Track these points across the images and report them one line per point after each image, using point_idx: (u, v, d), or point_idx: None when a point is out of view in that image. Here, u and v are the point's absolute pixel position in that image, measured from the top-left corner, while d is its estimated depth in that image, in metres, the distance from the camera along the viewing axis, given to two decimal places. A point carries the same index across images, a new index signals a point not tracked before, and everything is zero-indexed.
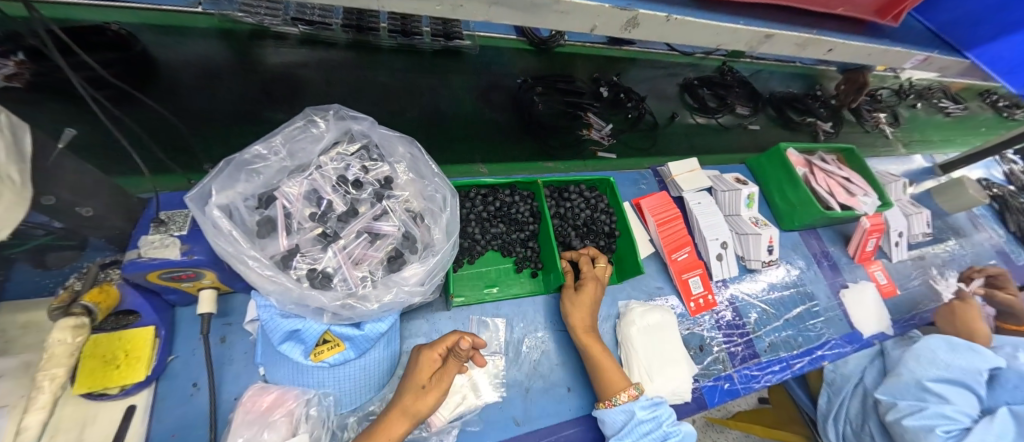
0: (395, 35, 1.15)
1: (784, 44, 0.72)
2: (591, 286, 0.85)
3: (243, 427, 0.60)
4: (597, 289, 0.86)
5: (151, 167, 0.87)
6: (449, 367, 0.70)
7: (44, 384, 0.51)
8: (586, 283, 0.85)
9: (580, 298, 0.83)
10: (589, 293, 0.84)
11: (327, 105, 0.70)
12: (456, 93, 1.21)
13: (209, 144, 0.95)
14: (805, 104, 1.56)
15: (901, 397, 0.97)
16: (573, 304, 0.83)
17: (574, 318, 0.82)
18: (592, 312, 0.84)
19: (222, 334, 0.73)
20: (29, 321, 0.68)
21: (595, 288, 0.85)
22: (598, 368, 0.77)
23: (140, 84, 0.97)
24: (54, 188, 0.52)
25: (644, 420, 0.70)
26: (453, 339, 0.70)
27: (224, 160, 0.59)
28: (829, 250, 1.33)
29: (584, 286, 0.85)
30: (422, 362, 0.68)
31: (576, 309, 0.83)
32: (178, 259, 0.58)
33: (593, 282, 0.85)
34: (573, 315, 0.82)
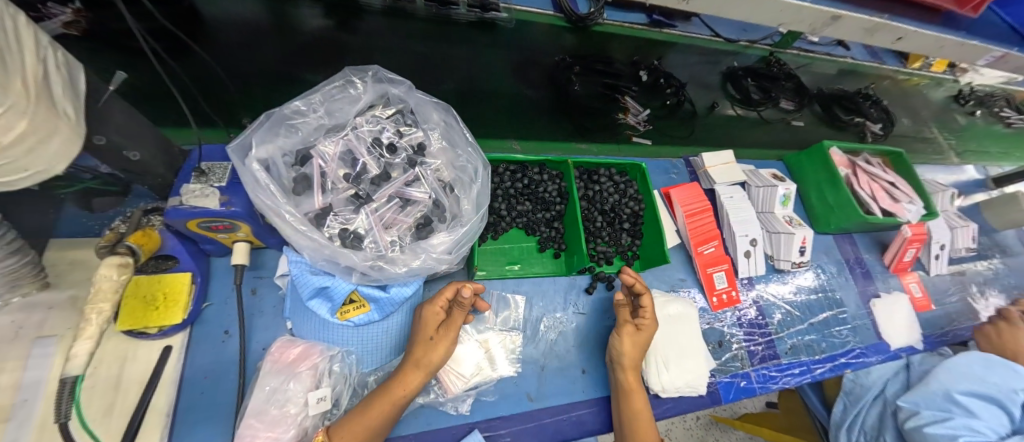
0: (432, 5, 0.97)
1: (850, 28, 0.68)
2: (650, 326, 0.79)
3: (271, 375, 0.63)
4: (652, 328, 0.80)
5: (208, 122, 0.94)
6: (453, 319, 0.69)
7: (92, 317, 0.53)
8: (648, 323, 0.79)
9: (634, 338, 0.77)
10: (648, 333, 0.78)
11: (365, 66, 0.69)
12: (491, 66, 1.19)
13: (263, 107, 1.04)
14: (855, 103, 1.45)
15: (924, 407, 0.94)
16: (626, 344, 0.77)
17: (625, 359, 0.76)
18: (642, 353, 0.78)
19: (253, 287, 0.76)
20: (76, 259, 0.70)
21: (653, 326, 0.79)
22: (633, 418, 0.73)
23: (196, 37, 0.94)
24: (105, 129, 0.54)
25: None
26: (452, 289, 0.70)
27: (264, 114, 0.59)
28: (863, 256, 1.28)
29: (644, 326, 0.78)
30: (426, 317, 0.68)
31: (629, 351, 0.76)
32: (218, 209, 0.59)
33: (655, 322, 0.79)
34: (626, 355, 0.76)
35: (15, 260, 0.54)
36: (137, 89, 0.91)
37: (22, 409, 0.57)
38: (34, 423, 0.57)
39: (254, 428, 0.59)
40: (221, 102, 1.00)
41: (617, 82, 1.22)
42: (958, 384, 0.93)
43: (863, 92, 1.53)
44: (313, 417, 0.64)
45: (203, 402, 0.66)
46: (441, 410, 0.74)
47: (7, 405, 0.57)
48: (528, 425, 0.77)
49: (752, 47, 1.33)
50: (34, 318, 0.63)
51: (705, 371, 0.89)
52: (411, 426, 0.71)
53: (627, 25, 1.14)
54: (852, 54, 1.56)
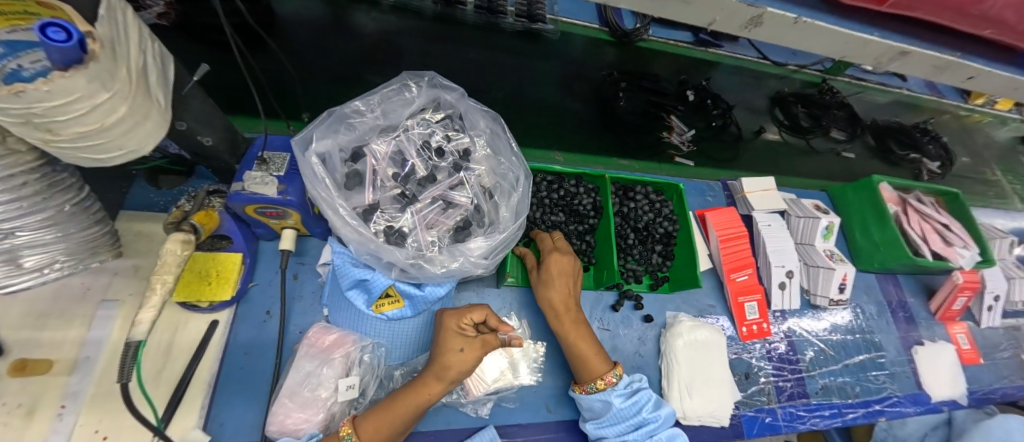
0: (481, 11, 1.10)
1: (917, 65, 0.66)
2: (555, 259, 0.78)
3: (307, 358, 0.66)
4: (569, 263, 0.79)
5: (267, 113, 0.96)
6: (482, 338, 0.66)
7: (157, 286, 0.57)
8: (548, 257, 0.79)
9: (549, 275, 0.78)
10: (557, 268, 0.78)
11: (422, 72, 0.71)
12: (540, 77, 1.20)
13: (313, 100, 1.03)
14: (912, 138, 1.40)
15: None
16: (542, 279, 0.78)
17: (549, 297, 0.77)
18: (564, 281, 0.78)
19: (295, 272, 0.79)
20: (141, 231, 0.75)
21: (565, 261, 0.79)
22: (580, 353, 0.74)
23: (272, 33, 1.04)
24: (185, 116, 0.58)
25: (620, 409, 0.70)
26: (479, 312, 0.68)
27: (327, 111, 0.63)
28: (907, 300, 1.21)
29: (548, 262, 0.78)
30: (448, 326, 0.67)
31: (547, 287, 0.77)
32: (275, 197, 0.63)
33: (557, 254, 0.79)
34: (548, 294, 0.77)
35: (97, 229, 0.58)
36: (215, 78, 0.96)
37: (84, 365, 0.62)
38: (93, 379, 0.62)
39: (287, 407, 0.63)
40: (283, 93, 1.01)
41: (663, 100, 1.21)
42: None
43: (920, 127, 1.46)
44: (340, 403, 0.66)
45: (240, 378, 0.69)
46: (461, 411, 0.75)
47: (72, 359, 0.62)
48: (543, 436, 0.77)
49: (798, 72, 1.36)
50: (101, 281, 0.69)
51: (730, 403, 0.86)
52: (432, 424, 0.73)
53: (672, 42, 1.21)
54: (908, 86, 1.52)
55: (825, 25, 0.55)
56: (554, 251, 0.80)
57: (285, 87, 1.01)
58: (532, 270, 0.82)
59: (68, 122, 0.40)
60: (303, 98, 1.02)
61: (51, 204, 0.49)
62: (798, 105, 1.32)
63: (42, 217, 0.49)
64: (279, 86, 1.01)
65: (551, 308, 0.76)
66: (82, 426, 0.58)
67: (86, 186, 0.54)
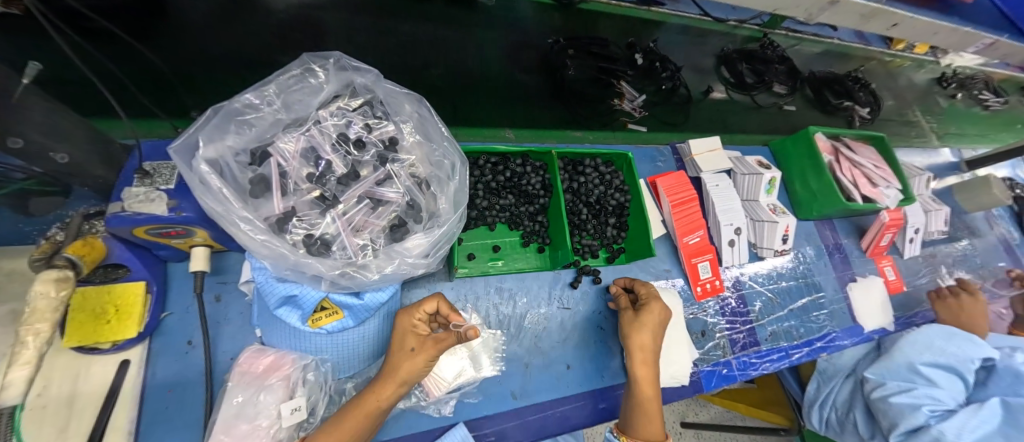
0: None
1: (846, 13, 0.65)
2: (657, 307, 0.78)
3: (240, 387, 0.60)
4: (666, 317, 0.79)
5: (132, 112, 0.78)
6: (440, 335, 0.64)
7: (28, 339, 0.47)
8: (650, 303, 0.79)
9: (646, 318, 0.77)
10: (654, 316, 0.78)
11: (327, 52, 0.62)
12: (481, 50, 1.10)
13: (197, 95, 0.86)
14: (844, 86, 1.47)
15: (890, 378, 0.96)
16: (635, 322, 0.77)
17: (637, 340, 0.75)
18: (655, 331, 0.77)
19: (217, 293, 0.71)
20: (13, 270, 0.64)
21: (658, 314, 0.78)
22: (643, 404, 0.71)
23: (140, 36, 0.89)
24: (24, 130, 0.47)
25: None
26: (433, 304, 0.66)
27: (212, 108, 0.53)
28: (842, 242, 1.30)
29: (651, 307, 0.78)
30: (403, 328, 0.65)
31: (636, 330, 0.76)
32: (166, 215, 0.54)
33: (658, 303, 0.79)
34: (635, 338, 0.75)
35: None
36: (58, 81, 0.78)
37: None
38: None
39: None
40: (161, 93, 0.84)
41: (613, 66, 1.17)
42: (918, 355, 0.95)
43: (852, 75, 1.52)
44: (287, 427, 0.60)
45: (167, 419, 0.62)
46: (423, 413, 0.72)
47: None
48: (511, 423, 0.76)
49: (740, 28, 1.38)
50: None
51: (688, 362, 0.90)
52: (393, 432, 0.70)
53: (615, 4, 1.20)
54: (839, 35, 1.60)
55: None
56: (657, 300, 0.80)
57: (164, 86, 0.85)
58: (625, 309, 0.82)
59: None
60: (192, 91, 0.86)
61: None
62: (742, 62, 1.32)
63: None
64: (159, 87, 0.85)
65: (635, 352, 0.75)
66: None
67: None
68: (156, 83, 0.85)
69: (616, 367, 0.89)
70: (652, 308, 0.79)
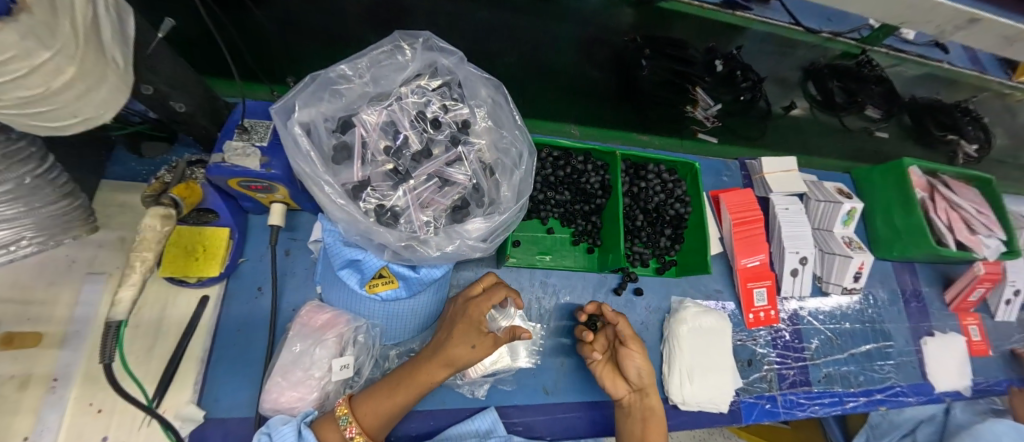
0: None
1: (987, 34, 0.57)
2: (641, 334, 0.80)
3: (299, 337, 0.65)
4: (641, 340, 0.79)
5: (244, 73, 0.89)
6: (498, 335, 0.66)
7: (135, 265, 0.53)
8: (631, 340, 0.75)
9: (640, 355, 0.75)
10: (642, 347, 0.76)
11: (417, 31, 0.63)
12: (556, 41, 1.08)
13: (297, 59, 0.96)
14: (952, 119, 1.30)
15: None
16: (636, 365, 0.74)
17: (642, 380, 0.74)
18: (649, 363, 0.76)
19: (288, 248, 0.77)
20: (125, 202, 0.72)
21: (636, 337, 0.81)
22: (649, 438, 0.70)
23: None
24: (154, 79, 0.52)
25: None
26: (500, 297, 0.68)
27: (310, 76, 0.57)
28: (922, 290, 1.17)
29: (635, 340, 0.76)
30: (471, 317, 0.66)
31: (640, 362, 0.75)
32: (258, 170, 0.58)
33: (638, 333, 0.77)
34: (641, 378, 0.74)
35: (70, 202, 0.54)
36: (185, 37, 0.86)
37: (75, 338, 0.64)
38: (84, 353, 0.64)
39: (281, 385, 0.62)
40: (267, 59, 0.93)
41: (689, 70, 1.08)
42: None
43: (962, 106, 1.35)
44: (334, 382, 0.66)
45: (234, 355, 0.68)
46: (458, 392, 0.74)
47: (62, 333, 0.64)
48: (539, 417, 0.77)
49: (832, 41, 1.19)
50: (86, 254, 0.69)
51: (731, 389, 0.85)
52: (428, 404, 0.72)
53: (697, 4, 1.05)
54: (950, 58, 1.36)
55: None
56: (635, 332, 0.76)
57: (269, 52, 0.93)
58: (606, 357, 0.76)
59: (8, 87, 0.35)
60: (291, 62, 0.95)
61: (12, 176, 0.45)
62: (834, 79, 1.21)
63: (5, 190, 0.45)
64: (264, 53, 0.92)
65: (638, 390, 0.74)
66: (76, 398, 0.61)
67: (50, 156, 0.50)
68: (262, 45, 0.92)
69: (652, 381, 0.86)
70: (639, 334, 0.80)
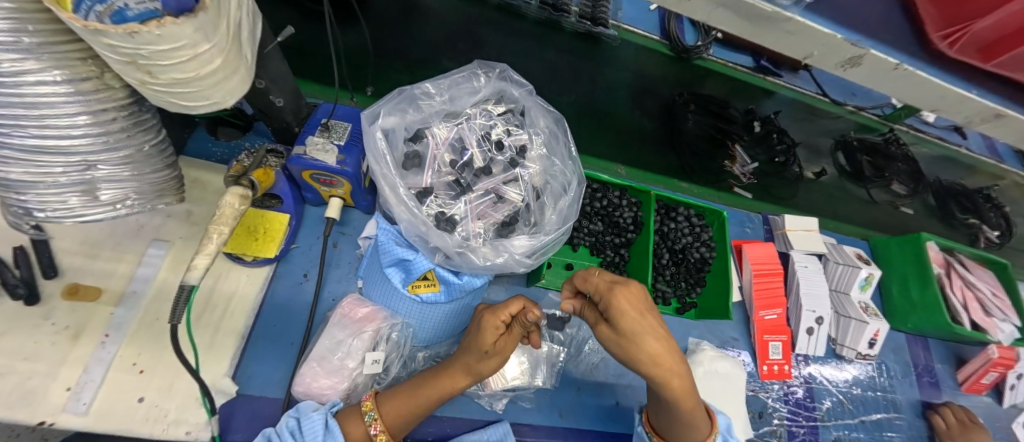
0: (584, 21, 0.98)
1: (1012, 129, 0.62)
2: (625, 294, 0.55)
3: (340, 326, 0.68)
4: (641, 296, 0.56)
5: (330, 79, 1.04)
6: (511, 335, 0.65)
7: (213, 236, 0.57)
8: (610, 301, 0.55)
9: (627, 325, 0.54)
10: (633, 308, 0.55)
11: (494, 62, 0.71)
12: (612, 88, 1.17)
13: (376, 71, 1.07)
14: (974, 203, 1.37)
15: None
16: (623, 339, 0.55)
17: (645, 351, 0.54)
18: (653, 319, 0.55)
19: (336, 240, 0.81)
20: (196, 178, 0.78)
21: (634, 294, 0.56)
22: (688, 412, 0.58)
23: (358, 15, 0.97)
24: (264, 75, 0.59)
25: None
26: (518, 306, 0.64)
27: (398, 89, 0.64)
28: (934, 366, 1.17)
29: (620, 306, 0.54)
30: (485, 327, 0.64)
31: (634, 342, 0.54)
32: (333, 165, 0.64)
33: (622, 289, 0.55)
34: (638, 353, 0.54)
35: (170, 173, 0.59)
36: (295, 42, 0.95)
37: (130, 299, 0.68)
38: (137, 313, 0.67)
39: (315, 371, 0.65)
40: (356, 72, 1.05)
41: (730, 128, 1.16)
42: None
43: (983, 192, 1.42)
44: (364, 375, 0.69)
45: (272, 335, 0.72)
46: (476, 402, 0.76)
47: (119, 292, 0.68)
48: (551, 440, 0.78)
49: (856, 114, 1.26)
50: (154, 221, 0.74)
51: (741, 439, 0.85)
52: (447, 410, 0.74)
53: (731, 65, 1.11)
54: (968, 144, 1.43)
55: (926, 76, 0.52)
56: (615, 289, 0.55)
57: (359, 68, 1.05)
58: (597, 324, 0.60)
59: (169, 67, 0.41)
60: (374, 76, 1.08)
61: (132, 143, 0.50)
62: (863, 152, 1.27)
63: (124, 154, 0.50)
64: (355, 67, 1.04)
65: (643, 366, 0.55)
66: (121, 356, 0.64)
67: (163, 130, 0.55)
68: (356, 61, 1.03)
69: None
70: (626, 299, 0.55)
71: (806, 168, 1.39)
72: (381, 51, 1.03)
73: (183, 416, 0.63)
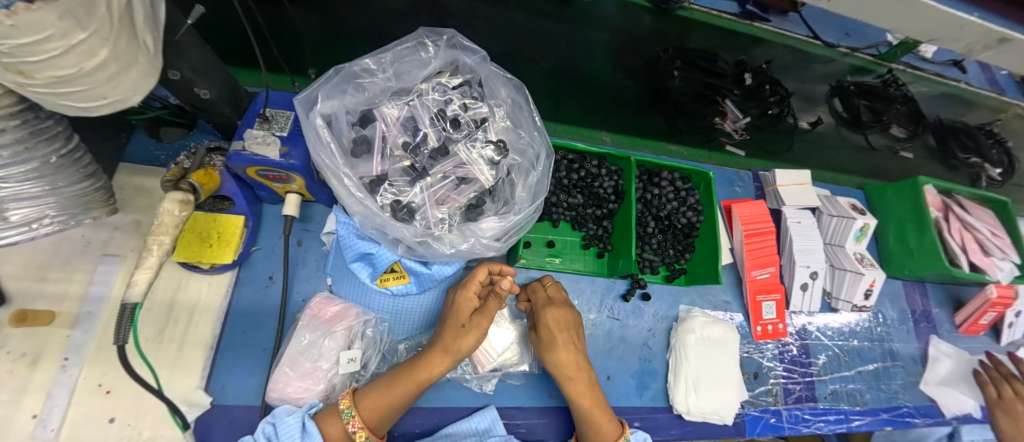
0: None
1: (1017, 54, 0.56)
2: (555, 314, 0.69)
3: (309, 328, 0.65)
4: (567, 316, 0.71)
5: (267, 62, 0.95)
6: (488, 308, 0.65)
7: (153, 248, 0.52)
8: (544, 316, 0.70)
9: (550, 336, 0.68)
10: (558, 325, 0.69)
11: (442, 29, 0.64)
12: (590, 50, 1.09)
13: (319, 50, 0.99)
14: (975, 139, 1.31)
15: None
16: (544, 344, 0.69)
17: (556, 359, 0.67)
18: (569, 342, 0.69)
19: (300, 238, 0.77)
20: (141, 186, 0.73)
21: (562, 313, 0.70)
22: (588, 417, 0.65)
23: None
24: (180, 65, 0.53)
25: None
26: (484, 272, 0.66)
27: (334, 68, 0.57)
28: (932, 311, 1.16)
29: (547, 321, 0.69)
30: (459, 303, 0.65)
31: (551, 350, 0.68)
32: (277, 159, 0.59)
33: (553, 308, 0.70)
34: (553, 359, 0.67)
35: (90, 183, 0.54)
36: (214, 23, 0.86)
37: (86, 320, 0.64)
38: (95, 333, 0.64)
39: (288, 376, 0.63)
40: (288, 50, 0.96)
41: (720, 83, 1.09)
42: None
43: (985, 128, 1.37)
44: (341, 375, 0.66)
45: (241, 342, 0.69)
46: (465, 387, 0.75)
47: (74, 314, 0.64)
48: (542, 420, 0.77)
49: (849, 56, 1.16)
50: (102, 236, 0.69)
51: (736, 402, 0.84)
52: (433, 400, 0.73)
53: (714, 12, 1.01)
54: (968, 78, 1.35)
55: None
56: (549, 305, 0.70)
57: (291, 44, 0.95)
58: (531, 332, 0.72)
59: (40, 64, 0.35)
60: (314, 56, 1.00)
61: (36, 154, 0.45)
62: (860, 97, 1.21)
63: (28, 168, 0.45)
64: (286, 43, 0.95)
65: (554, 370, 0.67)
66: (85, 379, 0.62)
67: (73, 136, 0.50)
68: (289, 41, 0.95)
69: (656, 389, 0.85)
70: (551, 316, 0.70)
71: (801, 119, 1.32)
72: (326, 28, 0.95)
73: (159, 432, 0.62)
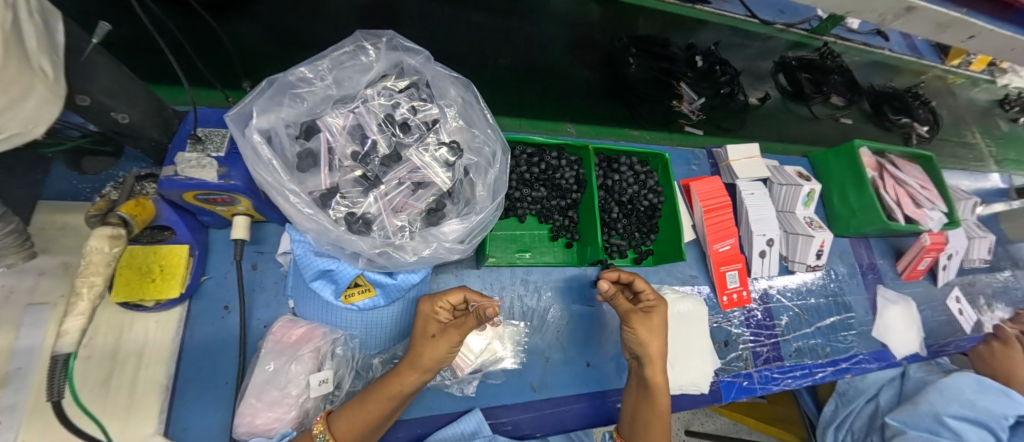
0: None
1: (922, 21, 0.62)
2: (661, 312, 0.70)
3: (272, 354, 0.61)
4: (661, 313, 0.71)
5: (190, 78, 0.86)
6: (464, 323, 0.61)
7: (83, 291, 0.47)
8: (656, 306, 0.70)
9: (641, 329, 0.69)
10: (659, 321, 0.69)
11: (380, 31, 0.62)
12: (541, 42, 1.12)
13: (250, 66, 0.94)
14: (905, 103, 1.42)
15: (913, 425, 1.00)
16: (640, 337, 0.69)
17: (648, 352, 0.68)
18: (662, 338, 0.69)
19: (254, 262, 0.74)
20: (67, 224, 0.67)
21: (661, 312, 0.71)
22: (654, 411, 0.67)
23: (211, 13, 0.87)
24: (90, 88, 0.48)
25: None
26: (457, 295, 0.63)
27: (267, 80, 0.54)
28: (877, 262, 1.25)
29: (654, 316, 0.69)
30: (426, 314, 0.63)
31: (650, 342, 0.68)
32: (215, 181, 0.55)
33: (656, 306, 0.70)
34: (645, 350, 0.68)
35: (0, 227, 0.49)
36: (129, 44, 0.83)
37: (15, 378, 0.58)
38: (29, 391, 0.58)
39: (255, 407, 0.59)
40: (218, 62, 0.90)
41: (673, 67, 1.16)
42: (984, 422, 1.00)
43: (911, 91, 1.48)
44: (313, 398, 0.63)
45: (202, 377, 0.65)
46: (446, 392, 0.74)
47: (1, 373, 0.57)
48: (529, 414, 0.77)
49: (786, 32, 1.23)
50: (24, 283, 0.62)
51: (710, 371, 0.88)
52: (415, 412, 0.71)
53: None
54: (890, 45, 1.46)
55: None
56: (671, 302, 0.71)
57: (221, 54, 0.91)
58: (626, 315, 0.71)
59: None
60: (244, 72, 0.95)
61: None
62: (801, 71, 1.28)
63: None
64: (215, 54, 0.90)
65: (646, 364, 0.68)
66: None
67: None
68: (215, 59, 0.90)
69: None
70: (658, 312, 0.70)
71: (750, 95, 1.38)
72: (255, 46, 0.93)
73: None
